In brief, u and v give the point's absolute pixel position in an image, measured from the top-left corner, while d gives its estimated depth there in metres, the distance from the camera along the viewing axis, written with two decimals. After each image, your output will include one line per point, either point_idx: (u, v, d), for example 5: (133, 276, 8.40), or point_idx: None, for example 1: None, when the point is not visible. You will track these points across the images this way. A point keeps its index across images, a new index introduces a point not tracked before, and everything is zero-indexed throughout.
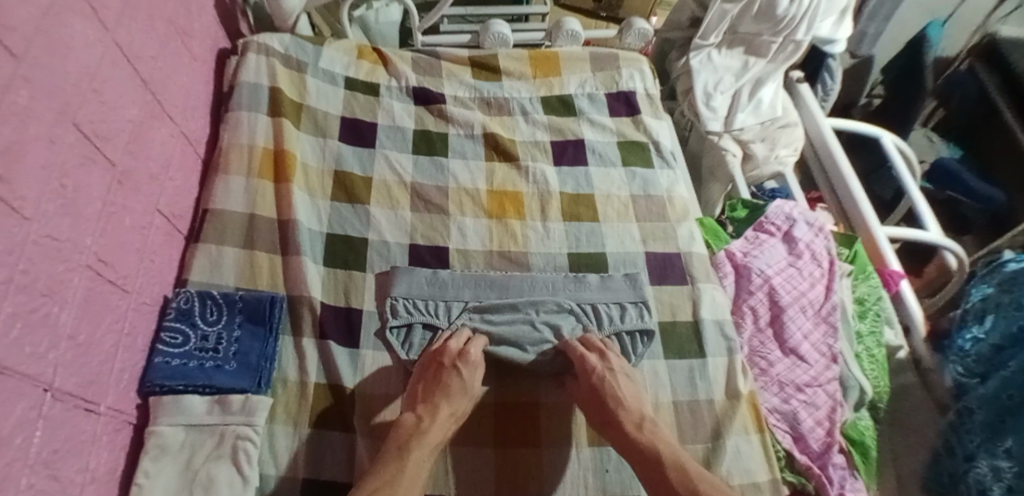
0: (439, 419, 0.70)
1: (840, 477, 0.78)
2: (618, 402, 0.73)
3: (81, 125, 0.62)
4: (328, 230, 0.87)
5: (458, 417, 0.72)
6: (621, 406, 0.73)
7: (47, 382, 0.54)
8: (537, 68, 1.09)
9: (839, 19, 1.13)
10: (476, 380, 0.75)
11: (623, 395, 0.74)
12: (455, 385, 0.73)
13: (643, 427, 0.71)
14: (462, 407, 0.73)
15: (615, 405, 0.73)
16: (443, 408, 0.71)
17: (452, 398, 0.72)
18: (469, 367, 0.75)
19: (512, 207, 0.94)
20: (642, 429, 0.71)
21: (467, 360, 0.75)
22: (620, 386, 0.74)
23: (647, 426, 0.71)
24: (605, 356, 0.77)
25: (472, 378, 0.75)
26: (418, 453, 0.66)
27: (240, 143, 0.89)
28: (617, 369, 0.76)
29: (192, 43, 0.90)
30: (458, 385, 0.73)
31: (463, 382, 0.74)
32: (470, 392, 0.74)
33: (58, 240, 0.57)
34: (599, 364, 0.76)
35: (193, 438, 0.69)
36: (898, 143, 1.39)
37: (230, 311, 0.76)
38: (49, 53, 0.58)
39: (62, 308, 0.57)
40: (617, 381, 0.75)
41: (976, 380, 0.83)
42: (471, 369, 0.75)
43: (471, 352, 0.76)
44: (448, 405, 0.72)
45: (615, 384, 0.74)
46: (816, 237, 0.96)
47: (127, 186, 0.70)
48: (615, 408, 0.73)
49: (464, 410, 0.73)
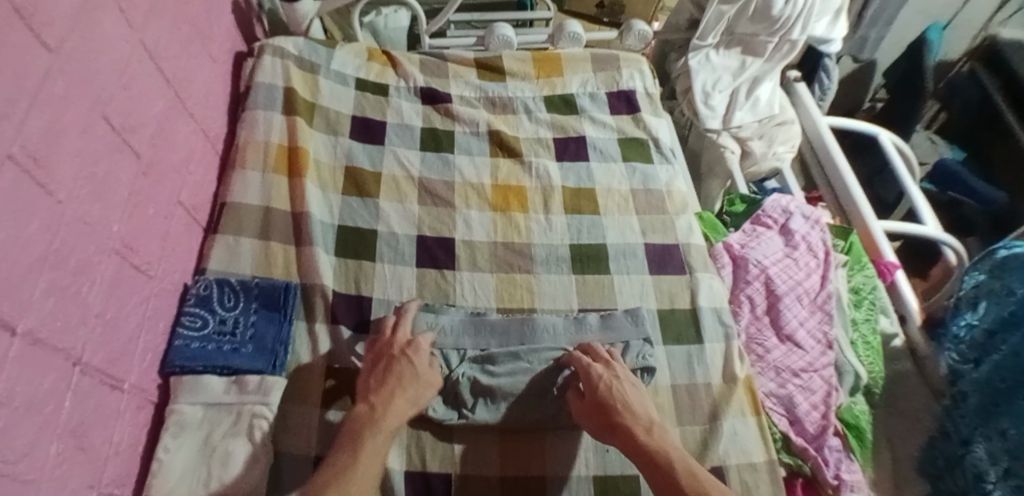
0: (394, 405, 0.69)
1: (836, 459, 0.80)
2: (626, 407, 0.71)
3: (111, 118, 0.66)
4: (339, 222, 0.91)
5: (414, 406, 0.71)
6: (629, 411, 0.71)
7: (76, 357, 0.58)
8: (540, 69, 1.13)
9: (833, 20, 1.16)
10: (427, 367, 0.75)
11: (630, 401, 0.72)
12: (405, 370, 0.73)
13: (652, 433, 0.69)
14: (419, 394, 0.72)
15: (621, 411, 0.71)
16: (397, 396, 0.70)
17: (402, 384, 0.71)
18: (418, 354, 0.75)
19: (516, 200, 0.97)
20: (650, 435, 0.69)
21: (414, 349, 0.75)
22: (627, 393, 0.73)
23: (656, 432, 0.69)
24: (611, 364, 0.76)
25: (421, 365, 0.74)
26: (376, 438, 0.66)
27: (256, 140, 0.93)
28: (623, 377, 0.75)
29: (211, 45, 0.94)
30: (408, 367, 0.73)
31: (413, 371, 0.73)
32: (423, 378, 0.73)
33: (89, 224, 0.61)
34: (604, 371, 0.75)
35: (211, 415, 0.72)
36: (895, 140, 1.41)
37: (246, 297, 0.80)
38: (83, 49, 0.62)
39: (91, 287, 0.61)
40: (625, 388, 0.73)
41: (969, 365, 0.83)
42: (420, 357, 0.75)
43: (418, 342, 0.76)
44: (401, 394, 0.70)
45: (622, 390, 0.73)
46: (812, 229, 0.99)
47: (151, 178, 0.74)
48: (621, 414, 0.71)
49: (422, 396, 0.72)
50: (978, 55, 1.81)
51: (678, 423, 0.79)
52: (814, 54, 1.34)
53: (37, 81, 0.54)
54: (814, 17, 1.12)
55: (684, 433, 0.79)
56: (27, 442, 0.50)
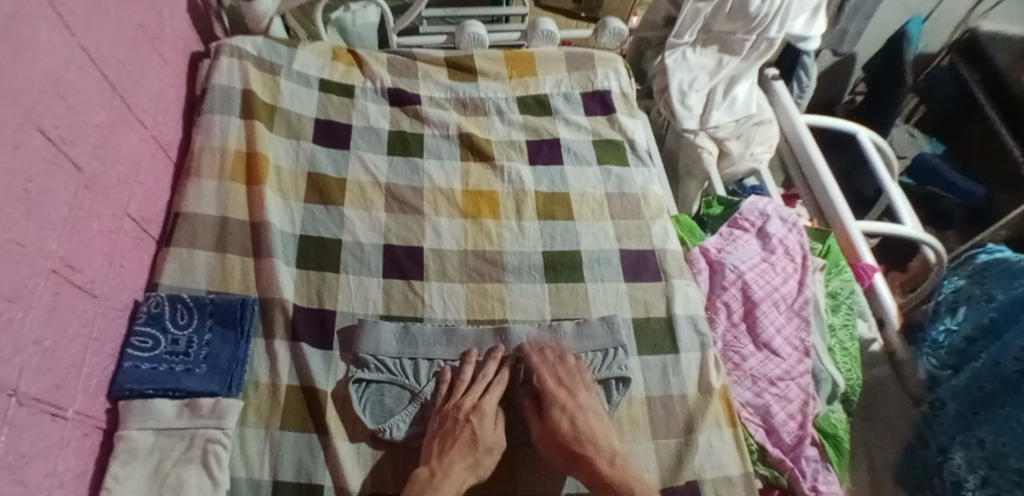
0: (453, 469, 0.70)
1: (813, 469, 0.78)
2: (589, 439, 0.73)
3: (47, 131, 0.62)
4: (301, 232, 0.87)
5: (473, 472, 0.71)
6: (593, 445, 0.73)
7: (12, 388, 0.54)
8: (513, 69, 1.09)
9: (811, 17, 1.14)
10: (490, 432, 0.75)
11: (595, 433, 0.74)
12: (465, 436, 0.73)
13: (615, 463, 0.72)
14: (478, 459, 0.72)
15: (582, 441, 0.73)
16: (458, 462, 0.71)
17: (463, 450, 0.72)
18: (481, 418, 0.75)
19: (487, 207, 0.94)
20: (613, 466, 0.71)
21: (481, 413, 0.75)
22: (592, 425, 0.75)
23: (618, 462, 0.72)
24: (575, 393, 0.77)
25: (482, 428, 0.74)
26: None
27: (212, 146, 0.89)
28: (586, 406, 0.76)
29: (162, 48, 0.89)
30: (470, 434, 0.73)
31: (476, 436, 0.73)
32: (486, 445, 0.74)
33: (22, 246, 0.57)
34: (567, 402, 0.75)
35: (163, 442, 0.69)
36: (875, 139, 1.39)
37: (200, 314, 0.76)
38: (13, 58, 0.57)
39: (26, 313, 0.57)
40: (590, 419, 0.75)
41: (948, 372, 0.82)
42: (484, 422, 0.75)
43: (485, 407, 0.76)
44: (461, 460, 0.71)
45: (587, 422, 0.75)
46: (789, 233, 0.97)
47: (95, 191, 0.70)
48: (584, 444, 0.73)
49: (480, 463, 0.72)
50: (958, 48, 1.79)
51: (652, 437, 0.78)
52: (792, 51, 1.32)
53: None
54: (792, 12, 1.09)
55: (658, 449, 0.77)
56: None
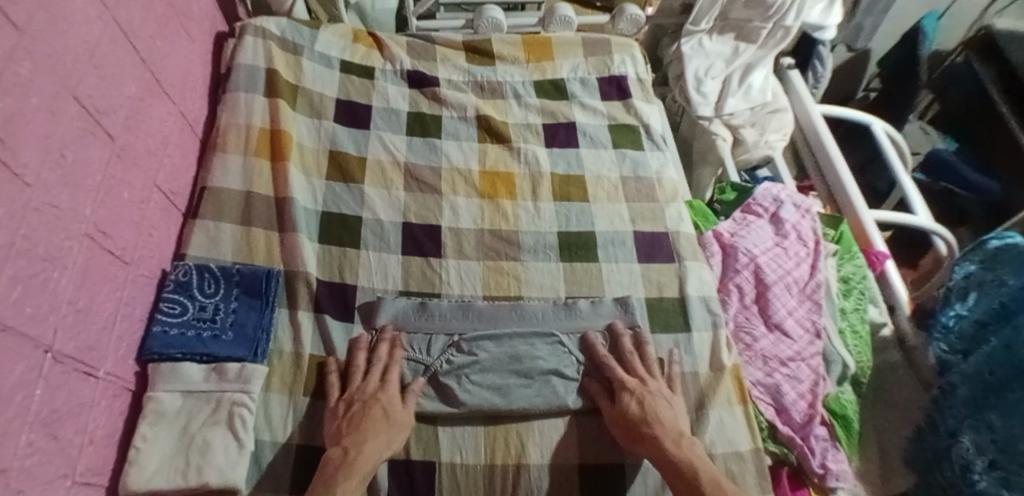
0: (366, 448, 0.68)
1: (822, 448, 0.79)
2: (656, 420, 0.72)
3: (82, 100, 0.64)
4: (323, 208, 0.89)
5: (387, 448, 0.69)
6: (659, 424, 0.72)
7: (47, 345, 0.56)
8: (530, 53, 1.11)
9: (828, 7, 1.15)
10: (401, 408, 0.73)
11: (660, 414, 0.73)
12: (377, 415, 0.70)
13: (680, 443, 0.71)
14: (392, 437, 0.70)
15: (650, 422, 0.72)
16: (371, 439, 0.68)
17: (374, 427, 0.69)
18: (389, 396, 0.73)
19: (503, 187, 0.96)
20: (678, 445, 0.71)
21: (386, 390, 0.73)
22: (659, 408, 0.74)
23: (684, 443, 0.71)
24: (645, 379, 0.76)
25: (393, 406, 0.72)
26: (344, 486, 0.64)
27: (238, 123, 0.91)
28: (655, 392, 0.75)
29: (190, 25, 0.91)
30: (381, 412, 0.71)
31: (387, 413, 0.71)
32: (398, 420, 0.71)
33: (58, 210, 0.59)
34: (636, 386, 0.75)
35: (190, 405, 0.71)
36: (889, 130, 1.39)
37: (227, 284, 0.78)
38: (51, 28, 0.59)
39: (61, 274, 0.59)
40: (656, 401, 0.74)
41: (959, 356, 0.83)
42: (393, 399, 0.73)
43: (391, 384, 0.74)
44: (373, 437, 0.69)
45: (654, 404, 0.74)
46: (802, 218, 0.98)
47: (126, 161, 0.72)
48: (652, 425, 0.72)
49: (395, 439, 0.70)
50: (974, 45, 1.78)
51: None
52: (808, 41, 1.32)
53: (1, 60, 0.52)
54: (810, 2, 1.10)
55: None
56: None
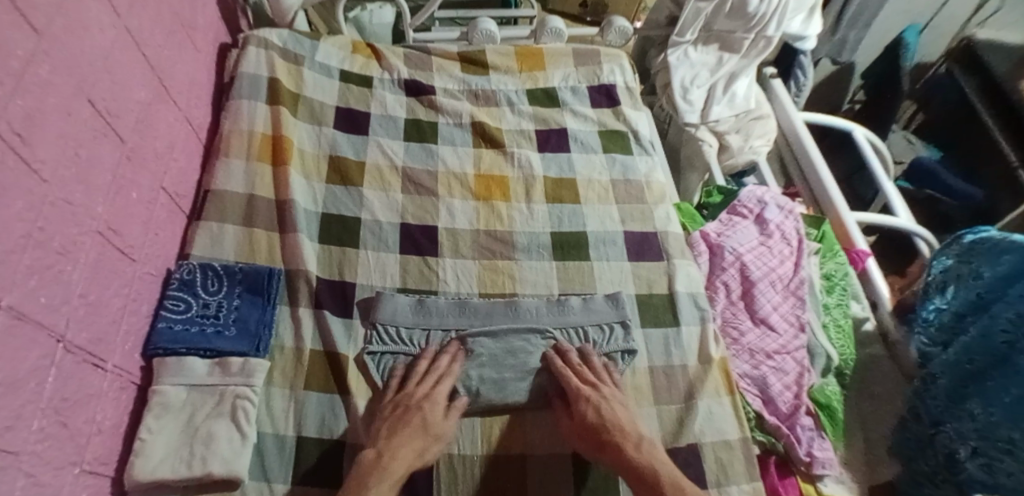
0: (398, 453, 0.69)
1: (809, 437, 0.82)
2: (616, 426, 0.74)
3: (95, 102, 0.67)
4: (323, 210, 0.92)
5: (421, 456, 0.70)
6: (622, 432, 0.73)
7: (60, 334, 0.58)
8: (523, 63, 1.15)
9: (808, 17, 1.19)
10: (442, 418, 0.74)
11: (621, 421, 0.74)
12: (415, 422, 0.72)
13: (641, 447, 0.72)
14: (428, 444, 0.71)
15: (610, 429, 0.73)
16: (406, 445, 0.70)
17: (412, 434, 0.71)
18: (433, 405, 0.74)
19: (498, 189, 0.99)
20: (640, 450, 0.72)
21: (433, 400, 0.75)
22: (618, 413, 0.75)
23: (645, 447, 0.72)
24: (600, 386, 0.78)
25: (434, 414, 0.73)
26: (376, 486, 0.65)
27: (240, 129, 0.94)
28: (611, 397, 0.77)
29: (195, 36, 0.95)
30: (421, 420, 0.72)
31: (426, 421, 0.72)
32: (436, 430, 0.72)
33: (72, 205, 0.61)
34: (592, 393, 0.77)
35: (194, 397, 0.73)
36: (870, 137, 1.44)
37: (230, 282, 0.81)
38: (67, 33, 0.63)
39: (74, 267, 0.61)
40: (615, 408, 0.75)
41: (939, 348, 0.86)
42: (436, 407, 0.74)
43: (437, 394, 0.75)
44: (409, 443, 0.70)
45: (612, 410, 0.75)
46: (786, 219, 1.02)
47: (134, 162, 0.74)
48: (612, 432, 0.73)
49: (430, 449, 0.71)
50: (956, 56, 1.85)
51: (655, 403, 0.82)
52: (789, 52, 1.38)
53: (22, 61, 0.55)
54: (789, 14, 1.14)
55: (660, 413, 0.81)
56: (9, 416, 0.50)
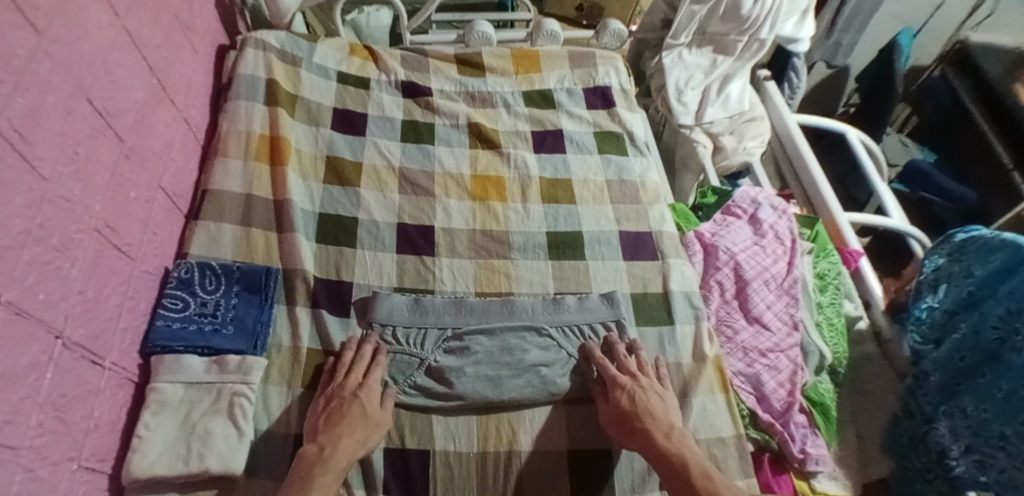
0: (342, 446, 0.68)
1: (802, 434, 0.83)
2: (647, 413, 0.75)
3: (94, 101, 0.67)
4: (320, 210, 0.93)
5: (362, 446, 0.70)
6: (651, 417, 0.74)
7: (58, 331, 0.58)
8: (518, 65, 1.16)
9: (800, 20, 1.21)
10: (377, 407, 0.74)
11: (653, 409, 0.75)
12: (355, 412, 0.71)
13: (671, 436, 0.73)
14: (368, 435, 0.71)
15: (642, 417, 0.74)
16: (346, 436, 0.69)
17: (353, 425, 0.70)
18: (369, 394, 0.74)
19: (494, 190, 1.00)
20: (669, 439, 0.72)
21: (368, 388, 0.74)
22: (652, 402, 0.76)
23: (675, 436, 0.73)
24: (638, 376, 0.79)
25: (371, 404, 0.73)
26: (321, 481, 0.64)
27: (238, 129, 0.95)
28: (649, 387, 0.78)
29: (193, 37, 0.96)
30: (359, 410, 0.72)
31: (365, 411, 0.72)
32: (375, 419, 0.72)
33: (71, 203, 0.62)
34: (629, 382, 0.78)
35: (192, 395, 0.74)
36: (863, 138, 1.45)
37: (227, 281, 0.81)
38: (67, 32, 0.63)
39: (72, 264, 0.62)
40: (647, 396, 0.76)
41: (931, 346, 0.86)
42: (372, 397, 0.74)
43: (371, 383, 0.75)
44: (349, 434, 0.69)
45: (646, 399, 0.76)
46: (779, 219, 1.02)
47: (133, 162, 0.75)
48: (643, 419, 0.74)
49: (371, 438, 0.71)
50: (949, 59, 1.86)
51: None
52: (783, 53, 1.39)
53: (23, 60, 0.56)
54: (782, 16, 1.16)
55: None
56: (8, 410, 0.51)
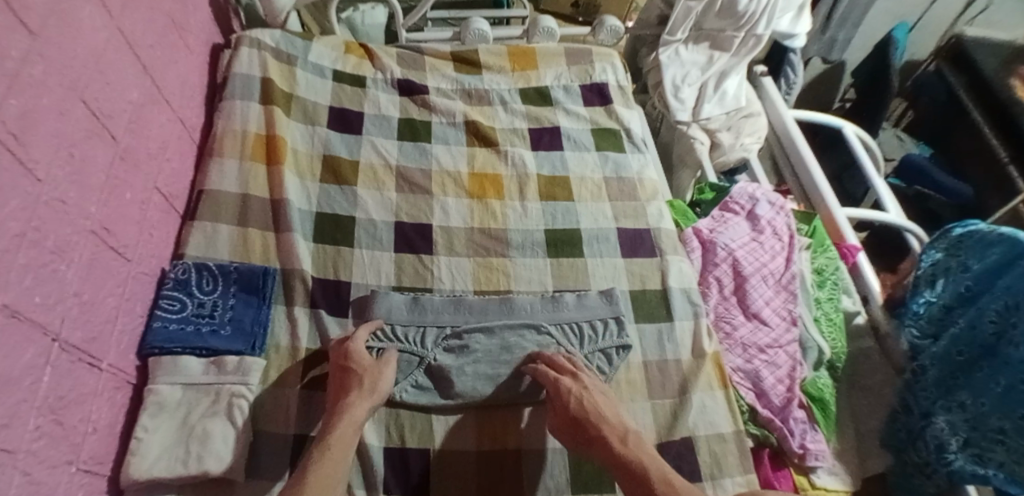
0: (352, 404, 0.69)
1: (801, 430, 0.83)
2: (600, 418, 0.72)
3: (88, 102, 0.67)
4: (318, 209, 0.92)
5: (373, 397, 0.71)
6: (604, 422, 0.72)
7: (55, 333, 0.58)
8: (515, 62, 1.16)
9: (797, 16, 1.21)
10: (373, 361, 0.74)
11: (603, 411, 0.73)
12: (349, 377, 0.72)
13: (627, 441, 0.70)
14: (374, 384, 0.72)
15: (596, 422, 0.72)
16: (350, 397, 0.70)
17: (351, 387, 0.71)
18: (354, 352, 0.74)
19: (491, 187, 1.00)
20: (625, 444, 0.69)
21: (354, 351, 0.75)
22: (598, 403, 0.74)
23: (631, 441, 0.70)
24: (579, 376, 0.77)
25: (360, 360, 0.74)
26: (337, 438, 0.66)
27: (234, 129, 0.94)
28: (592, 387, 0.76)
29: (188, 37, 0.95)
30: (349, 371, 0.73)
31: (359, 369, 0.73)
32: (372, 371, 0.73)
33: (66, 204, 0.62)
34: (573, 384, 0.76)
35: (190, 396, 0.73)
36: (859, 133, 1.45)
37: (224, 281, 0.81)
38: (61, 33, 0.63)
39: (68, 266, 0.61)
40: (595, 398, 0.74)
41: (929, 340, 0.86)
42: (362, 355, 0.75)
43: (356, 345, 0.75)
44: (353, 392, 0.71)
45: (592, 400, 0.74)
46: (777, 215, 1.02)
47: (128, 162, 0.75)
48: (596, 423, 0.72)
49: (378, 387, 0.72)
50: (943, 55, 1.86)
51: (649, 398, 0.82)
52: (779, 49, 1.39)
53: (16, 61, 0.55)
54: (778, 12, 1.16)
55: (654, 408, 0.82)
56: (5, 414, 0.50)
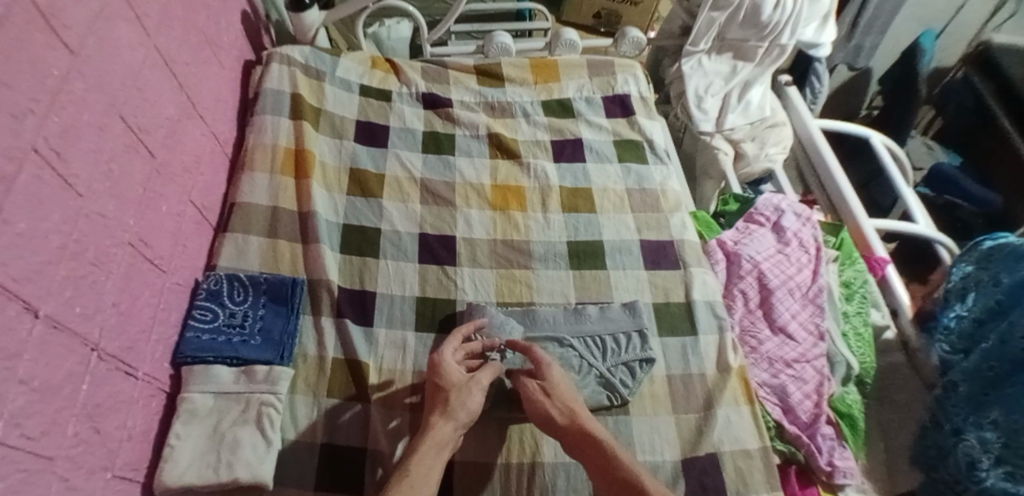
0: (434, 425, 0.70)
1: (829, 447, 0.82)
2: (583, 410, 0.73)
3: (126, 118, 0.70)
4: (344, 221, 0.94)
5: (457, 421, 0.70)
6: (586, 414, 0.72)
7: (93, 342, 0.60)
8: (537, 75, 1.17)
9: (821, 25, 1.19)
10: (462, 378, 0.74)
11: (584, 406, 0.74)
12: (440, 403, 0.72)
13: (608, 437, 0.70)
14: (461, 405, 0.71)
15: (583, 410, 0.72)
16: (435, 419, 0.70)
17: (445, 410, 0.71)
18: (447, 369, 0.75)
19: (514, 200, 1.00)
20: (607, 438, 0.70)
21: (444, 370, 0.74)
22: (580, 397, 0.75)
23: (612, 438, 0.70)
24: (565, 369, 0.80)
25: (450, 381, 0.73)
26: (419, 459, 0.66)
27: (264, 143, 0.97)
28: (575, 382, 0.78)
29: (220, 53, 0.98)
30: (444, 396, 0.72)
31: (453, 395, 0.72)
32: (459, 395, 0.72)
33: (105, 218, 0.64)
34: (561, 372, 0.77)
35: (221, 404, 0.75)
36: (887, 142, 1.43)
37: (255, 292, 0.83)
38: (100, 52, 0.65)
39: (106, 277, 0.63)
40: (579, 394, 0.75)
41: (959, 356, 0.84)
42: (452, 374, 0.74)
43: (446, 362, 0.75)
44: (438, 414, 0.71)
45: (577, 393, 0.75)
46: (803, 227, 1.01)
47: (164, 177, 0.77)
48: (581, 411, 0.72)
49: (465, 410, 0.71)
50: (971, 60, 1.82)
51: (673, 413, 0.82)
52: (804, 59, 1.38)
53: (57, 80, 0.58)
54: (803, 21, 1.15)
55: (678, 423, 0.81)
56: (44, 421, 0.52)
